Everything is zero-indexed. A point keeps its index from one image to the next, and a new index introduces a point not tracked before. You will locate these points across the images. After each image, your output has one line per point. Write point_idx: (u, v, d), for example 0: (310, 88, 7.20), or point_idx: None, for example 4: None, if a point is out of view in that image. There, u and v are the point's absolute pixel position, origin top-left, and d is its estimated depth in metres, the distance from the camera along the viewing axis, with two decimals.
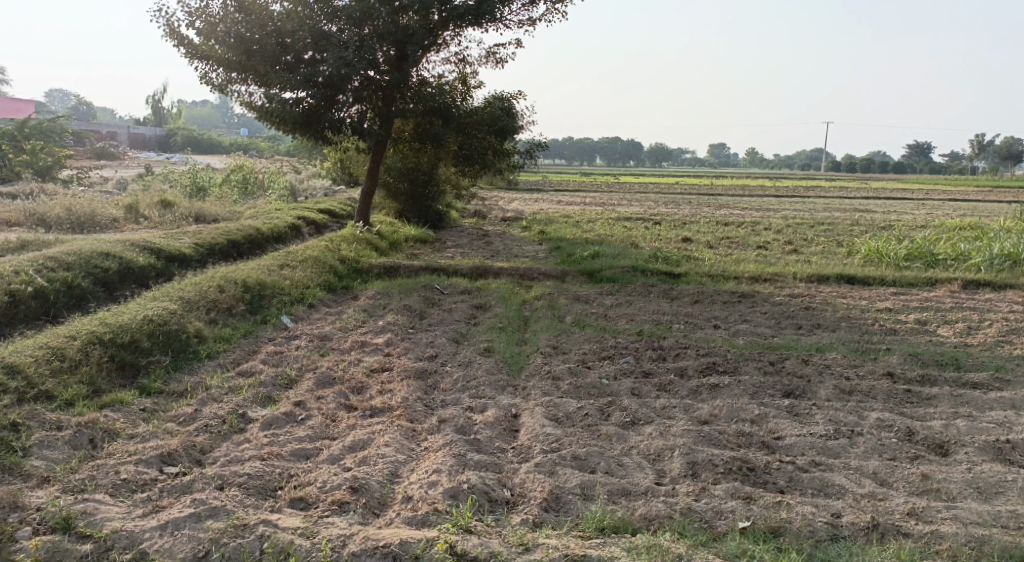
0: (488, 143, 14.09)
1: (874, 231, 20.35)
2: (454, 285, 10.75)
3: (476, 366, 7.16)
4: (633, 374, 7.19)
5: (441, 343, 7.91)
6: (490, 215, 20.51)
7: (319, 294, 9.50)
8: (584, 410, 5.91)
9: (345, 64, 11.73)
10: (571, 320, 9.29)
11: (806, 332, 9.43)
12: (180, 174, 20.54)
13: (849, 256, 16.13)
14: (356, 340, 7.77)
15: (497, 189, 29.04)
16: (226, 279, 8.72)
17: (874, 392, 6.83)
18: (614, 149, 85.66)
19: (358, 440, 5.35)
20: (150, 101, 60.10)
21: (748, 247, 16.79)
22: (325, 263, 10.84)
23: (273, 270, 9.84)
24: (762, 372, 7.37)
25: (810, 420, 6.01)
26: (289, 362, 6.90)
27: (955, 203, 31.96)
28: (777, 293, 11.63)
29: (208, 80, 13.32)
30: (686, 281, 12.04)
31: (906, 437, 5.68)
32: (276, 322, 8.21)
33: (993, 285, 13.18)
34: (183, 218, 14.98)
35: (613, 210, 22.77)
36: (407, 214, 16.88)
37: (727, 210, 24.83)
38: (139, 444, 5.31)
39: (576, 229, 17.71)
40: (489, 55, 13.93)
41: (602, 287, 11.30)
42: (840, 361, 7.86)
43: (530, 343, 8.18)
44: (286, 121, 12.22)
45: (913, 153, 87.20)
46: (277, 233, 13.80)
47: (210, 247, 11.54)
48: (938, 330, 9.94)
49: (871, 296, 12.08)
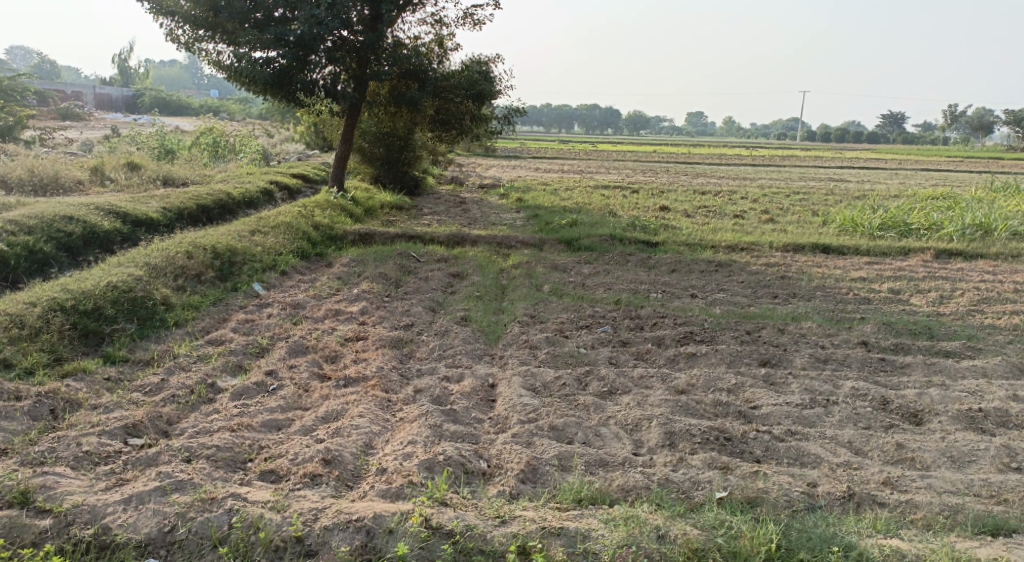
0: (465, 109, 13.91)
1: (848, 200, 20.44)
2: (430, 253, 10.64)
3: (452, 335, 7.09)
4: (610, 343, 7.16)
5: (417, 311, 7.83)
6: (467, 182, 20.35)
7: (291, 261, 9.36)
8: (561, 379, 5.88)
9: (317, 23, 11.48)
10: (548, 289, 9.24)
11: (782, 301, 9.46)
12: (148, 136, 20.14)
13: (824, 225, 16.19)
14: (330, 308, 7.67)
15: (473, 156, 28.82)
16: (195, 244, 8.55)
17: (849, 360, 6.84)
18: (591, 116, 85.33)
19: (332, 411, 5.28)
20: (119, 62, 58.87)
21: (724, 215, 16.80)
22: (298, 229, 10.67)
23: (245, 236, 9.67)
24: (738, 341, 7.37)
25: (785, 389, 6.01)
26: (261, 331, 6.79)
27: (927, 173, 32.19)
28: (753, 262, 11.64)
29: (174, 38, 13.03)
30: (663, 250, 12.02)
31: (881, 406, 5.69)
32: (247, 289, 8.08)
33: (966, 255, 13.29)
34: (151, 182, 14.70)
35: (590, 178, 22.68)
36: (383, 180, 16.68)
37: (704, 179, 24.82)
38: (103, 415, 5.20)
39: (554, 197, 17.62)
40: (466, 17, 13.74)
41: (579, 255, 11.24)
42: (815, 329, 7.86)
43: (507, 311, 8.12)
44: (256, 83, 11.98)
45: (887, 123, 87.64)
46: (249, 198, 13.58)
47: (179, 212, 11.33)
48: (910, 300, 10.00)
49: (846, 265, 12.13)
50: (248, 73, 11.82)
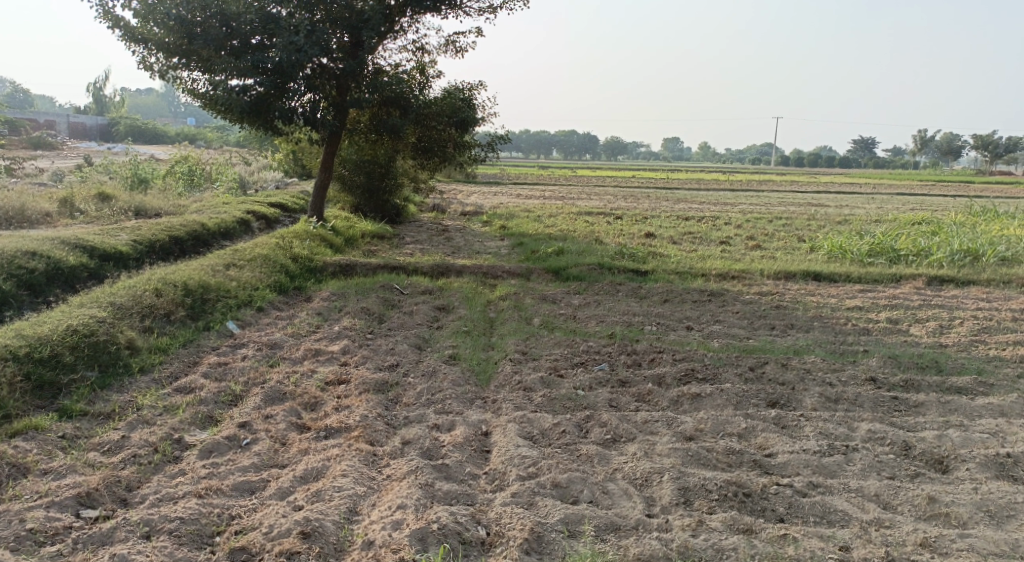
0: (448, 135, 13.57)
1: (832, 225, 20.25)
2: (414, 285, 10.22)
3: (441, 377, 6.67)
4: (608, 383, 6.77)
5: (403, 350, 7.40)
6: (449, 209, 19.98)
7: (268, 297, 8.91)
8: (561, 426, 5.48)
9: (296, 49, 11.14)
10: (539, 323, 8.84)
11: (780, 333, 9.12)
12: (120, 165, 19.61)
13: (811, 251, 15.93)
14: (309, 348, 7.23)
15: (454, 182, 28.48)
16: (165, 280, 8.10)
17: (860, 399, 6.46)
18: (570, 142, 85.51)
19: (312, 468, 4.84)
20: (93, 90, 58.24)
21: (710, 242, 16.52)
22: (275, 262, 10.23)
23: (218, 270, 9.22)
24: (743, 380, 6.98)
25: (799, 433, 5.63)
26: (235, 376, 6.34)
27: (904, 197, 32.24)
28: (746, 291, 11.31)
29: (146, 64, 12.59)
30: (654, 279, 11.67)
31: (903, 452, 5.32)
32: (220, 328, 7.64)
33: (958, 281, 13.04)
34: (122, 213, 14.21)
35: (573, 204, 22.37)
36: (363, 208, 16.27)
37: (685, 204, 24.60)
38: (52, 482, 4.72)
39: (538, 224, 17.27)
40: (449, 43, 13.44)
41: (568, 286, 10.86)
42: (820, 365, 7.49)
43: (497, 348, 7.71)
44: (232, 110, 11.58)
45: (860, 148, 88.54)
46: (224, 229, 13.12)
47: (150, 245, 10.86)
48: (910, 329, 9.68)
49: (840, 293, 11.83)
50: (223, 101, 11.42)
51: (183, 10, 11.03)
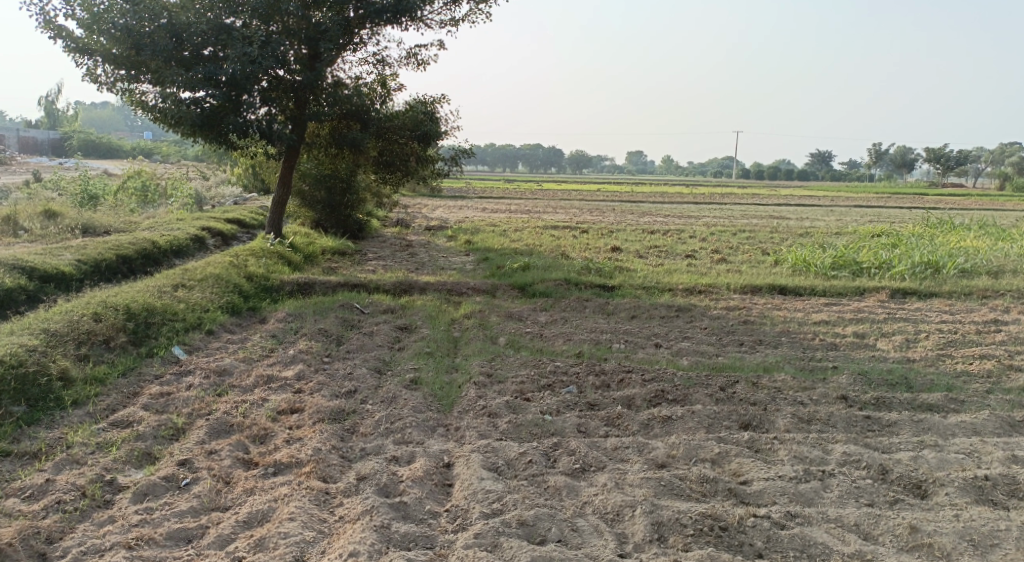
0: (409, 149, 13.30)
1: (793, 238, 20.28)
2: (376, 303, 9.93)
3: (401, 403, 6.40)
4: (577, 407, 6.53)
5: (361, 375, 7.11)
6: (413, 224, 19.68)
7: (220, 319, 8.58)
8: (527, 456, 5.25)
9: (250, 61, 10.81)
10: (504, 342, 8.59)
11: (749, 349, 8.97)
12: (71, 181, 19.07)
13: (775, 264, 15.89)
14: (261, 375, 6.95)
15: (418, 196, 28.22)
16: (106, 304, 7.77)
17: (833, 419, 6.30)
18: (533, 156, 85.66)
19: (256, 512, 4.66)
20: (47, 104, 56.99)
21: (675, 255, 16.43)
22: (228, 282, 9.88)
23: (166, 291, 8.88)
24: (714, 401, 6.78)
25: (773, 458, 5.45)
26: (178, 408, 6.12)
27: (862, 210, 32.57)
28: (713, 306, 11.17)
29: (93, 77, 12.17)
30: (620, 294, 11.50)
31: (880, 476, 5.16)
32: (165, 354, 7.35)
33: (921, 293, 13.04)
34: (70, 231, 13.76)
35: (537, 218, 22.18)
36: (324, 224, 15.91)
37: (649, 218, 24.55)
38: None
39: (502, 238, 17.02)
40: (410, 56, 13.21)
41: (533, 302, 10.63)
42: (790, 383, 7.32)
43: (461, 370, 7.45)
44: (182, 124, 11.17)
45: (816, 160, 89.89)
46: (177, 246, 12.68)
47: (96, 265, 10.45)
48: (877, 344, 9.58)
49: (805, 307, 11.73)
50: (173, 114, 11.01)
51: (130, 20, 10.68)
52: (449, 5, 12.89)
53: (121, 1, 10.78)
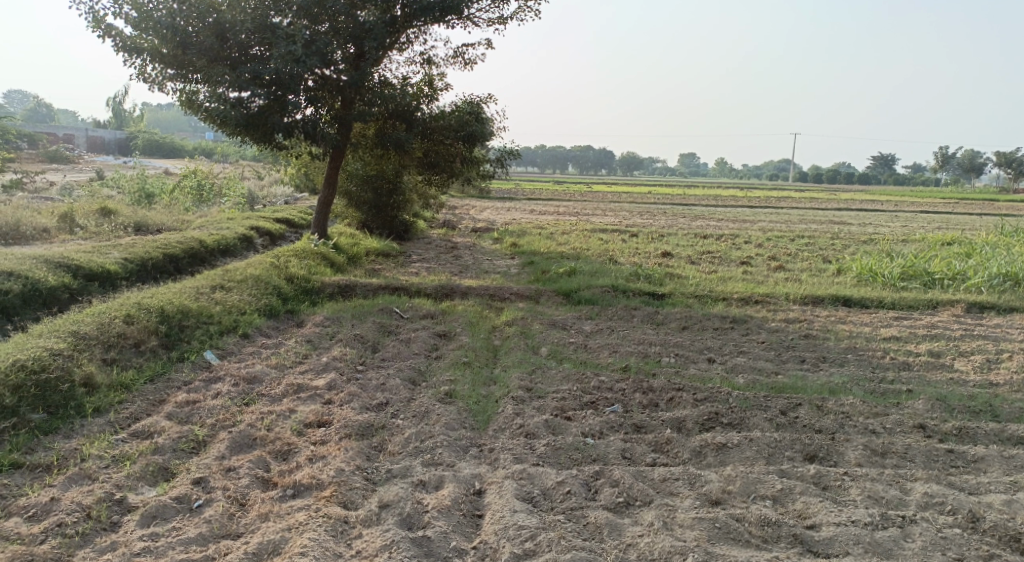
0: (456, 150, 12.89)
1: (857, 245, 19.37)
2: (416, 308, 9.50)
3: (433, 419, 5.94)
4: (621, 429, 6.00)
5: (394, 386, 6.68)
6: (460, 226, 19.30)
7: (256, 322, 8.24)
8: (566, 485, 4.75)
9: (294, 59, 10.44)
10: (547, 352, 8.10)
11: (811, 368, 8.33)
12: (127, 179, 19.11)
13: (838, 273, 15.08)
14: (291, 383, 6.55)
15: (468, 197, 27.90)
16: (140, 306, 7.47)
17: (911, 453, 5.68)
18: (587, 158, 85.07)
19: (266, 542, 4.30)
20: (114, 104, 58.20)
21: (731, 262, 15.75)
22: (267, 283, 9.55)
23: (204, 293, 8.57)
24: (774, 427, 6.19)
25: (844, 498, 4.90)
26: (201, 418, 5.73)
27: (929, 215, 31.26)
28: (772, 318, 10.50)
29: (144, 75, 12.00)
30: (672, 303, 10.91)
31: (969, 525, 4.66)
32: (196, 359, 7.02)
33: (998, 308, 12.16)
34: (121, 228, 13.67)
35: (588, 221, 21.61)
36: (371, 225, 15.59)
37: (705, 222, 23.79)
38: None
39: (550, 241, 16.52)
40: (457, 55, 12.80)
41: (580, 310, 10.10)
42: (859, 408, 6.68)
43: (500, 384, 6.96)
44: (227, 122, 10.91)
45: (878, 164, 87.55)
46: (224, 245, 12.44)
47: (141, 263, 10.22)
48: (954, 364, 8.83)
49: (872, 321, 10.99)
50: (218, 112, 10.74)
51: (177, 18, 10.40)
52: (498, 2, 12.45)
53: (171, 0, 10.51)
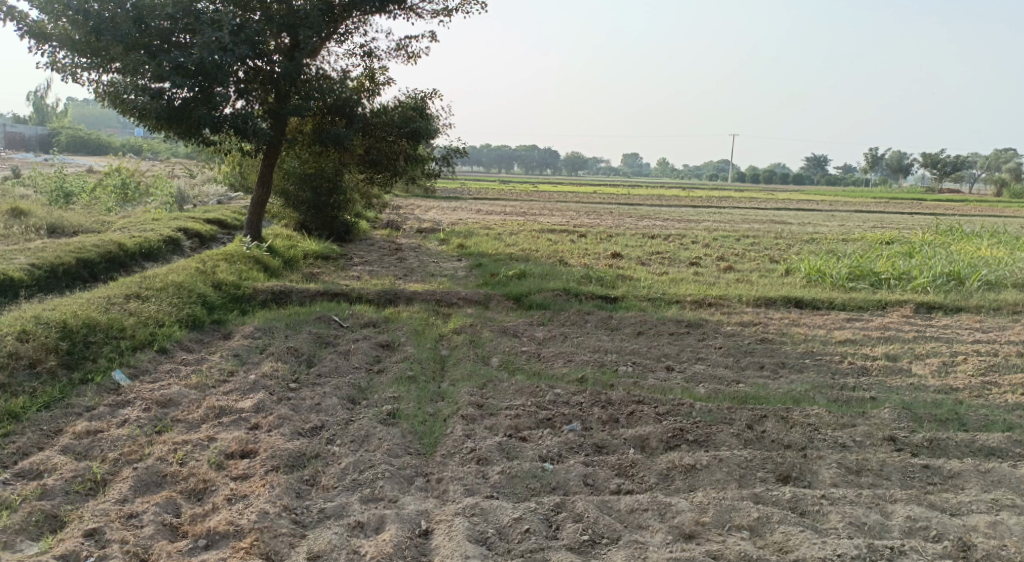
0: (398, 147, 12.27)
1: (800, 245, 19.30)
2: (357, 315, 8.91)
3: (374, 445, 5.42)
4: (582, 451, 5.55)
5: (331, 406, 6.13)
6: (404, 226, 18.66)
7: (177, 334, 7.58)
8: (524, 523, 4.43)
9: (220, 48, 9.79)
10: (497, 363, 7.60)
11: (772, 375, 7.99)
12: (46, 177, 18.02)
13: (787, 274, 14.88)
14: (212, 407, 5.98)
15: (412, 197, 27.26)
16: (40, 320, 6.80)
17: (887, 470, 5.31)
18: (529, 158, 84.91)
19: None
20: (37, 100, 55.85)
21: (679, 263, 15.48)
22: (192, 291, 8.84)
23: (117, 303, 7.86)
24: (742, 443, 5.80)
25: (825, 525, 4.56)
26: (103, 452, 5.24)
27: (864, 214, 31.62)
28: (727, 321, 10.18)
29: (55, 64, 11.16)
30: (625, 307, 10.50)
31: (960, 554, 4.39)
32: (103, 380, 6.43)
33: (946, 308, 12.05)
34: (36, 230, 12.78)
35: (534, 221, 21.14)
36: (309, 226, 14.87)
37: (649, 221, 23.55)
38: None
39: (497, 242, 16.01)
40: (399, 48, 12.21)
41: (530, 316, 9.63)
42: (827, 419, 6.32)
43: (448, 400, 6.44)
44: (147, 117, 10.15)
45: (811, 165, 89.26)
46: (148, 248, 11.64)
47: (51, 270, 9.44)
48: (912, 368, 8.59)
49: (826, 323, 10.74)
50: (136, 106, 10.00)
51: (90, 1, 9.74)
52: None
53: None
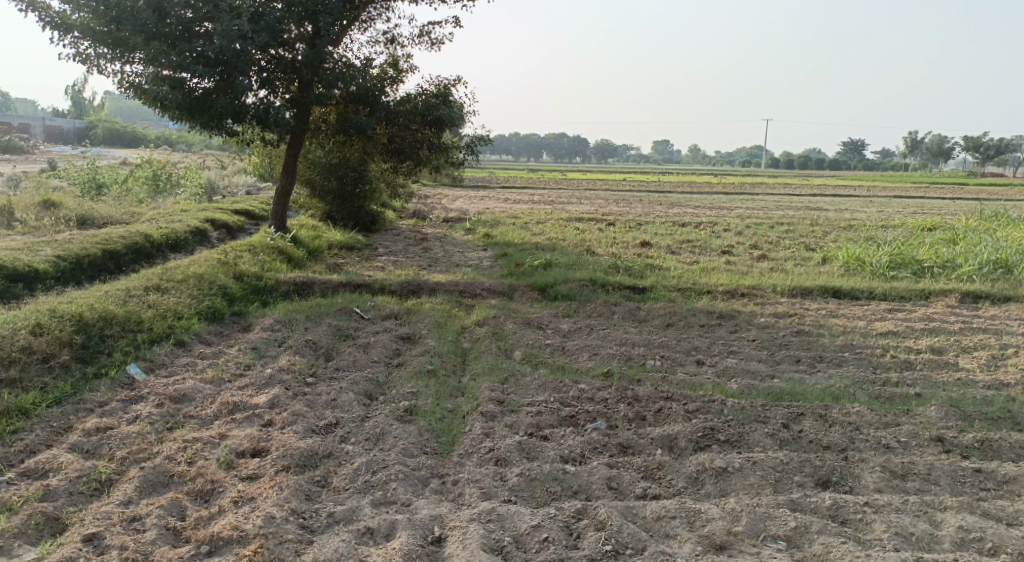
0: (422, 136, 12.03)
1: (837, 232, 18.78)
2: (379, 306, 8.70)
3: (389, 443, 5.20)
4: (606, 451, 5.27)
5: (347, 402, 5.91)
6: (431, 216, 18.45)
7: (195, 327, 7.41)
8: (543, 531, 4.23)
9: (240, 35, 9.57)
10: (520, 356, 7.33)
11: (807, 369, 7.64)
12: (77, 169, 18.03)
13: (823, 263, 14.40)
14: (226, 402, 5.78)
15: (441, 186, 27.06)
16: (56, 313, 6.65)
17: (935, 474, 4.97)
18: (561, 145, 84.36)
19: None
20: (74, 93, 56.52)
21: (711, 251, 15.07)
22: (213, 282, 8.67)
23: (135, 296, 7.70)
24: (777, 444, 5.48)
25: (868, 536, 4.27)
26: (111, 450, 5.07)
27: (903, 200, 30.80)
28: (760, 312, 9.81)
29: (79, 54, 11.04)
30: (654, 297, 10.18)
31: None
32: (117, 375, 6.26)
33: (993, 298, 11.55)
34: (64, 221, 12.74)
35: (562, 209, 20.81)
36: (335, 216, 14.69)
37: (680, 209, 23.11)
38: None
39: (524, 231, 15.73)
40: (423, 35, 11.95)
41: (556, 307, 9.35)
42: (868, 418, 5.97)
43: (468, 395, 6.19)
44: (169, 106, 9.99)
45: (848, 150, 87.67)
46: (174, 239, 11.49)
47: (76, 261, 9.34)
48: (958, 362, 8.17)
49: (865, 314, 10.32)
50: (157, 94, 9.82)
51: None
52: None
53: None
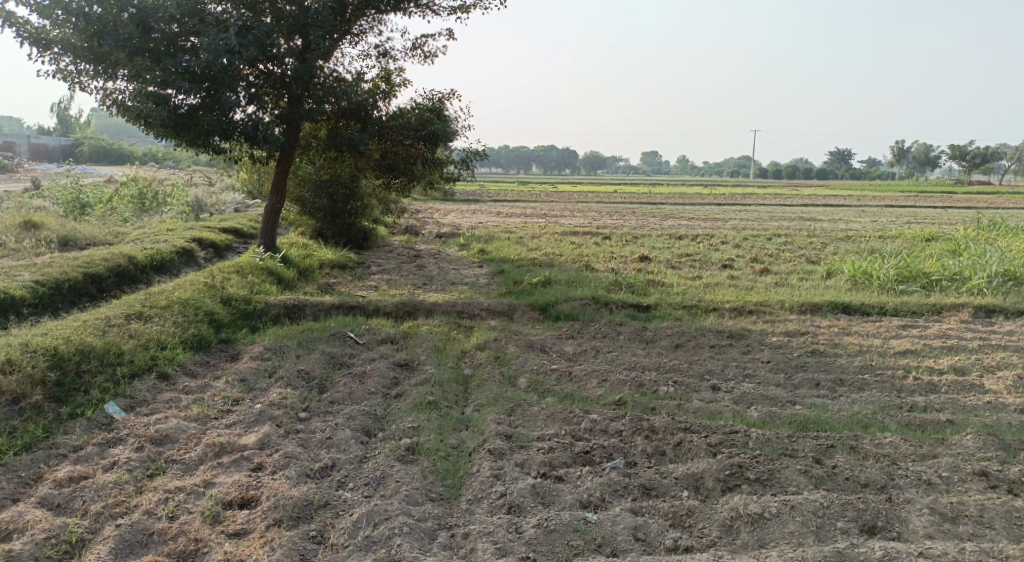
0: (416, 151, 11.60)
1: (837, 243, 18.45)
2: (373, 330, 8.24)
3: (390, 488, 4.76)
4: (628, 494, 4.85)
5: (343, 440, 5.45)
6: (424, 231, 18.02)
7: (180, 358, 6.95)
8: None
9: (226, 50, 9.15)
10: (526, 384, 6.89)
11: (829, 393, 7.23)
12: (60, 187, 17.50)
13: (828, 276, 14.03)
14: (212, 444, 5.32)
15: (432, 200, 26.63)
16: (28, 347, 6.17)
17: (988, 516, 4.57)
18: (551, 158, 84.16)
19: None
20: (60, 109, 55.96)
21: (711, 265, 14.68)
22: (199, 307, 8.21)
23: (116, 325, 7.23)
24: (812, 483, 5.07)
25: None
26: (85, 504, 4.62)
27: (897, 209, 30.54)
28: (772, 331, 9.39)
29: (58, 70, 10.58)
30: (659, 316, 9.75)
31: None
32: (94, 414, 5.80)
33: (1007, 312, 11.17)
34: (45, 242, 12.25)
35: (557, 222, 20.42)
36: (326, 234, 14.25)
37: (675, 221, 22.75)
38: None
39: (520, 247, 15.30)
40: (415, 48, 11.55)
41: (559, 328, 8.92)
42: (904, 449, 5.52)
43: (473, 429, 5.74)
44: (153, 124, 9.54)
45: (836, 160, 87.81)
46: (159, 260, 11.01)
47: (55, 286, 8.86)
48: (984, 384, 7.75)
49: (879, 331, 9.92)
50: (140, 111, 9.36)
51: (92, 5, 9.15)
52: None
53: None
